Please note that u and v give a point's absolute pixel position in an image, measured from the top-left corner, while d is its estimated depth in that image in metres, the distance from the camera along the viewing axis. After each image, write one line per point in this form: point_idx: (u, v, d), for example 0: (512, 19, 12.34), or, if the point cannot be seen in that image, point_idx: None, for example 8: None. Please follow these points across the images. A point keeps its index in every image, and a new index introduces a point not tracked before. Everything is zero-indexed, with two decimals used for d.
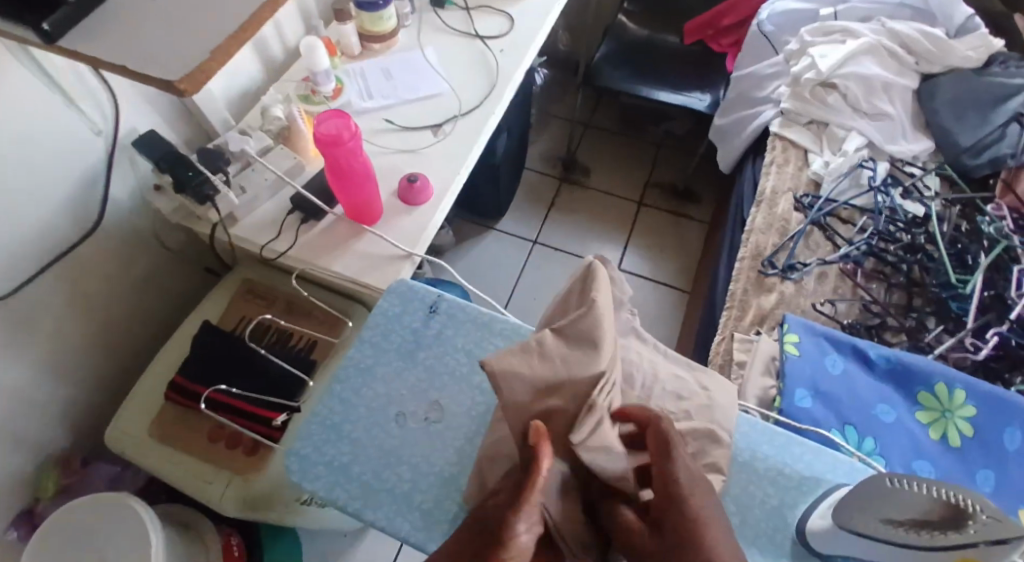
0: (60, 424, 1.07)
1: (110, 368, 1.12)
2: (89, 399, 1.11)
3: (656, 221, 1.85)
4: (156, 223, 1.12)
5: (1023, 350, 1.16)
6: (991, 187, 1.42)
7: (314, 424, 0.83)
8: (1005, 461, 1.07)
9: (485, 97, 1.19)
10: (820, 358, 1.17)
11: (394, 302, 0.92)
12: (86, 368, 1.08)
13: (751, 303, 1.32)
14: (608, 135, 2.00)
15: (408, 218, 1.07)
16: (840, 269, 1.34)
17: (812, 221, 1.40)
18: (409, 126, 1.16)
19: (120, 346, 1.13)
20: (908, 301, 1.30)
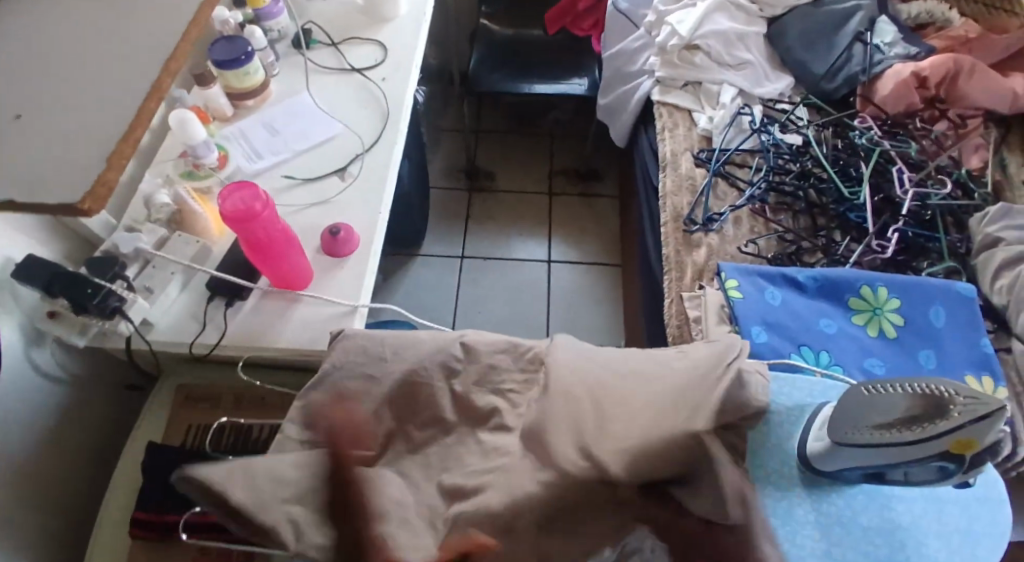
0: None
1: (55, 521, 0.99)
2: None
3: (569, 207, 1.88)
4: (59, 351, 0.99)
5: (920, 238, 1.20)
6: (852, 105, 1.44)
7: None
8: (943, 338, 1.06)
9: (382, 126, 1.15)
10: (761, 295, 1.09)
11: None
12: (28, 532, 0.95)
13: (687, 261, 1.21)
14: (501, 136, 2.00)
15: (339, 272, 1.00)
16: (751, 210, 1.28)
17: (713, 171, 1.32)
18: (311, 177, 1.09)
19: (59, 494, 1.00)
20: (814, 225, 1.26)
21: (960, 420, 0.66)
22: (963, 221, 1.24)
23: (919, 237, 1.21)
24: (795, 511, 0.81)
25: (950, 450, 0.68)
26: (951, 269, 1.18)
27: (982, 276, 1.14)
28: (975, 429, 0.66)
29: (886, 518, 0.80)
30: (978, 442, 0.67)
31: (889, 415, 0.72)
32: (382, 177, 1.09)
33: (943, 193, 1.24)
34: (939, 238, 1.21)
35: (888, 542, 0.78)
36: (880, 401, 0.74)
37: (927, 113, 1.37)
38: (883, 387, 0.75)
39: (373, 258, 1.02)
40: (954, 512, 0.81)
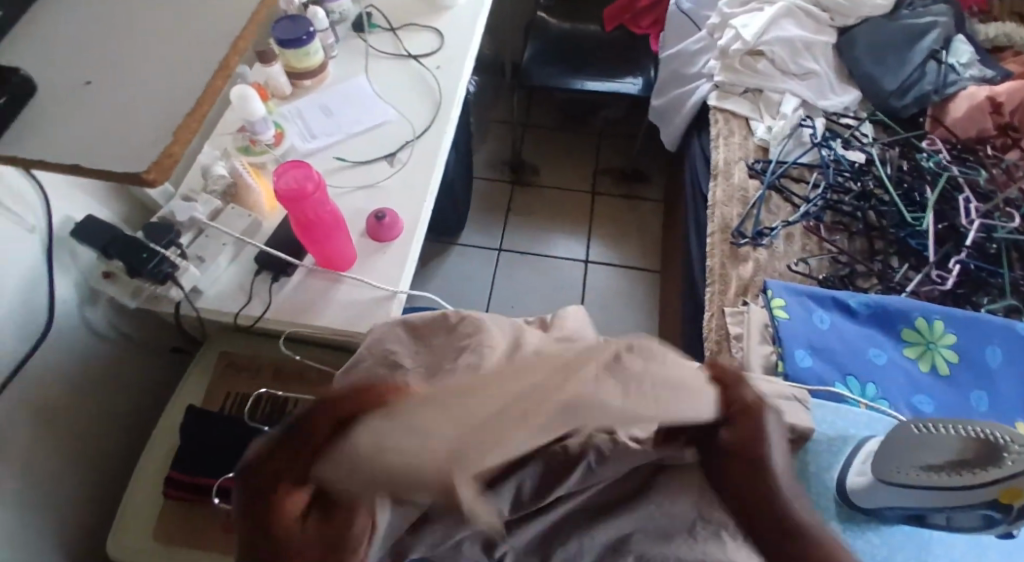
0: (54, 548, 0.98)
1: (94, 476, 1.02)
2: (81, 513, 1.01)
3: (612, 208, 1.86)
4: (109, 312, 1.02)
5: (984, 272, 1.15)
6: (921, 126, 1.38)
7: None
8: (999, 379, 1.01)
9: (436, 114, 1.15)
10: (808, 317, 1.06)
11: None
12: (68, 484, 0.98)
13: (732, 275, 1.18)
14: (549, 131, 1.99)
15: (383, 257, 1.00)
16: (804, 228, 1.24)
17: (768, 184, 1.29)
18: (363, 160, 1.09)
19: (99, 450, 1.04)
20: (869, 248, 1.22)
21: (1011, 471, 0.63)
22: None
23: (981, 271, 1.16)
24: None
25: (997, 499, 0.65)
26: (1011, 306, 1.12)
27: None
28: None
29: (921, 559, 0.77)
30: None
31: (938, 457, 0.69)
32: (432, 165, 1.09)
33: (1011, 226, 1.18)
34: (1002, 274, 1.15)
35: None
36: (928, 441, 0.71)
37: (999, 140, 1.30)
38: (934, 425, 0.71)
39: (416, 245, 1.02)
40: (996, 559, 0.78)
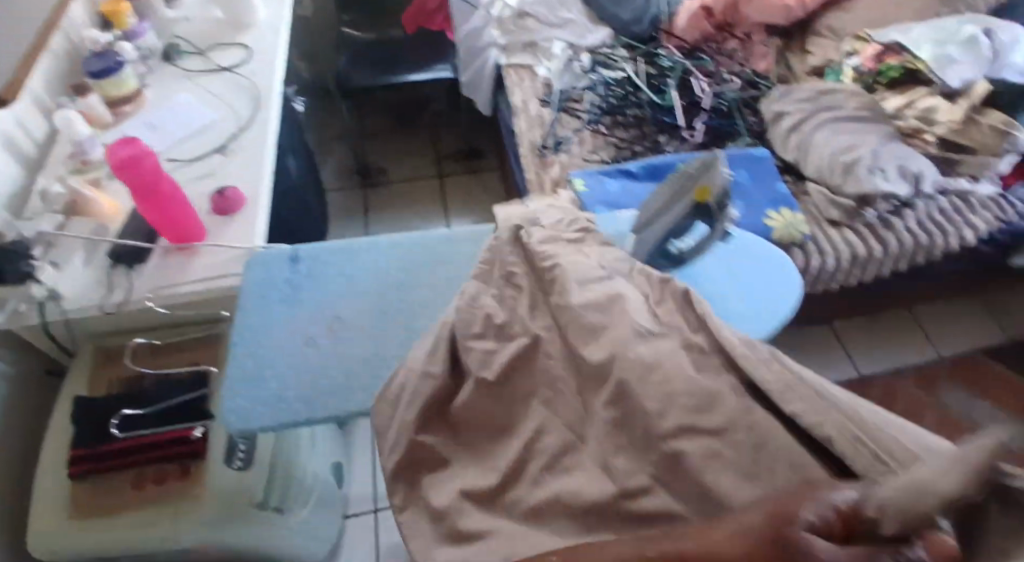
0: None
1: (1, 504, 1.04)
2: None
3: (462, 184, 2.07)
4: None
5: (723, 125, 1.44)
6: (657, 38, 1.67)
7: (228, 387, 0.76)
8: (749, 190, 1.28)
9: (257, 107, 1.27)
10: (604, 187, 1.28)
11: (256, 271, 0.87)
12: None
13: (546, 177, 1.40)
14: (386, 136, 2.19)
15: (232, 226, 1.09)
16: (592, 131, 1.48)
17: (557, 107, 1.52)
18: (193, 156, 1.20)
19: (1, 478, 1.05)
20: (643, 133, 1.47)
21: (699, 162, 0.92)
22: (756, 107, 1.49)
23: (722, 126, 1.45)
24: None
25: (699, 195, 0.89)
26: (752, 144, 1.42)
27: (776, 144, 1.40)
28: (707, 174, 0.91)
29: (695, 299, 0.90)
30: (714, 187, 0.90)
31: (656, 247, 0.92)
32: (261, 145, 1.21)
33: (733, 88, 1.50)
34: (737, 125, 1.46)
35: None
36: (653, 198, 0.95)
37: (718, 36, 1.63)
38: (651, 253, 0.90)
39: (262, 213, 1.11)
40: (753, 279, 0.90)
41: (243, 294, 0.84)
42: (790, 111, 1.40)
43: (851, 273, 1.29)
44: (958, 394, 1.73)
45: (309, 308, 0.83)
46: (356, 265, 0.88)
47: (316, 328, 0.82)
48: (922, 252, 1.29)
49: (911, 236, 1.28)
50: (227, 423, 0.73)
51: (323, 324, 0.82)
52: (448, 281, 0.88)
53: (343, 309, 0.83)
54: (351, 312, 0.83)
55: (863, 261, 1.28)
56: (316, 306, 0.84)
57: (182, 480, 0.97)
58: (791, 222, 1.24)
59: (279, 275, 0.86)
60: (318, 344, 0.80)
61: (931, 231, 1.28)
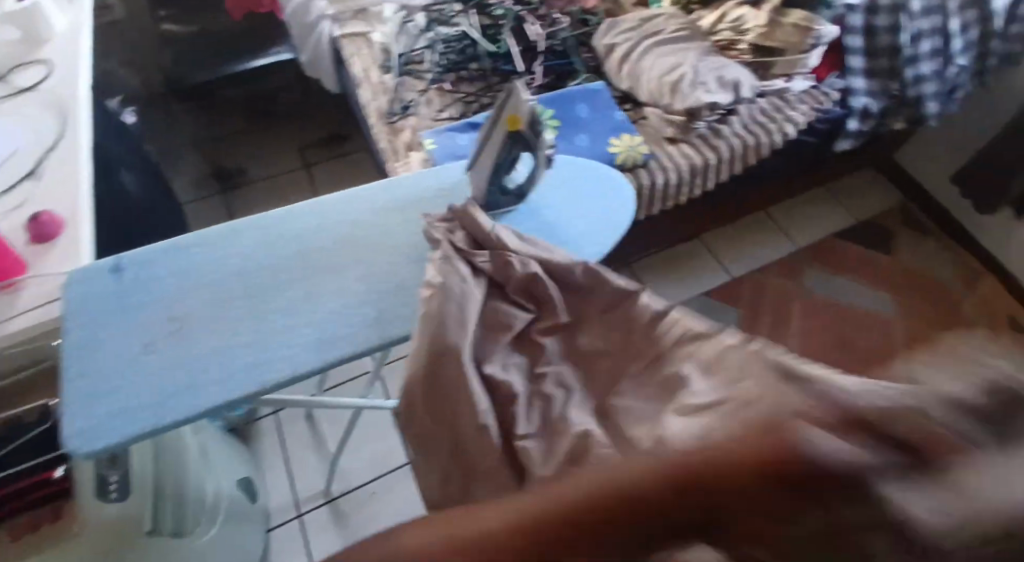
0: None
1: None
2: None
3: (328, 168, 2.03)
4: None
5: (561, 64, 1.46)
6: None
7: (66, 405, 0.74)
8: (589, 123, 1.30)
9: (63, 125, 1.20)
10: (453, 142, 1.29)
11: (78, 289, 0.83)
12: None
13: (398, 143, 1.38)
14: (239, 133, 2.10)
15: (57, 251, 1.03)
16: (437, 89, 1.47)
17: (398, 72, 1.50)
18: (5, 185, 1.12)
19: None
20: (487, 84, 1.48)
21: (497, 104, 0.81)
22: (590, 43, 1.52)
23: (560, 65, 1.48)
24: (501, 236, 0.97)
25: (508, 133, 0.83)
26: (589, 77, 1.47)
27: (613, 73, 1.43)
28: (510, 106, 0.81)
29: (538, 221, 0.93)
30: (522, 117, 0.82)
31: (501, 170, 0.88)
32: (77, 163, 1.14)
33: (567, 26, 1.52)
34: (574, 63, 1.49)
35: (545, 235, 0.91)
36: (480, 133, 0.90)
37: None
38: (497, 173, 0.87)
39: (86, 233, 1.06)
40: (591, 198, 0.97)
41: (67, 315, 0.80)
42: (619, 43, 1.44)
43: (695, 183, 1.35)
44: (824, 280, 1.86)
45: (142, 315, 0.81)
46: (185, 264, 0.85)
47: (151, 333, 0.79)
48: (752, 151, 1.38)
49: (739, 140, 1.36)
50: (71, 447, 0.70)
51: (158, 327, 0.80)
52: (284, 261, 0.87)
53: (178, 308, 0.82)
54: (187, 310, 0.81)
55: (703, 170, 1.34)
56: (150, 312, 0.81)
57: (57, 522, 0.93)
58: (631, 146, 1.28)
59: (103, 289, 0.82)
60: (157, 347, 0.78)
61: (756, 133, 1.37)
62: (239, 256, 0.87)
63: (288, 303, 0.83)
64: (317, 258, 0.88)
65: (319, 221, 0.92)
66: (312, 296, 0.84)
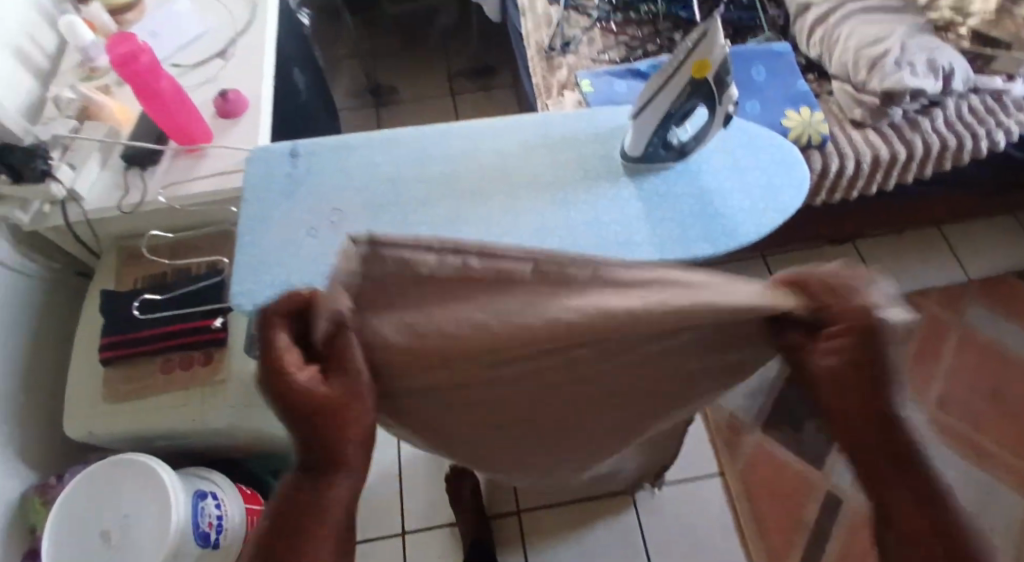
0: (20, 463, 1.07)
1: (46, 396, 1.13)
2: (43, 433, 1.12)
3: (473, 102, 2.05)
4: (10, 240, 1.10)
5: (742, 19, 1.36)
6: None
7: (241, 268, 0.81)
8: (764, 89, 1.23)
9: (252, 15, 1.29)
10: (611, 87, 1.26)
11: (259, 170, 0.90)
12: (18, 401, 1.07)
13: (553, 81, 1.35)
14: (396, 53, 2.15)
15: (236, 128, 1.14)
16: (602, 30, 1.42)
17: (565, 6, 1.45)
18: (196, 63, 1.24)
19: (44, 373, 1.13)
20: (656, 30, 1.40)
21: (688, 44, 0.77)
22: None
23: (741, 20, 1.38)
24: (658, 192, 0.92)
25: (693, 78, 0.78)
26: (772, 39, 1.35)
27: (800, 38, 1.33)
28: (701, 50, 0.76)
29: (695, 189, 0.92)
30: (712, 64, 0.77)
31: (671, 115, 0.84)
32: (260, 51, 1.24)
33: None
34: (758, 18, 1.38)
35: (699, 204, 0.90)
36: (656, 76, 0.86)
37: None
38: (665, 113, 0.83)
39: (263, 116, 1.17)
40: (758, 172, 0.93)
41: (247, 191, 0.87)
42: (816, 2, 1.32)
43: (873, 177, 1.25)
44: (982, 314, 1.69)
45: (311, 202, 0.86)
46: (350, 160, 0.90)
47: (315, 219, 0.84)
48: (949, 153, 1.24)
49: (937, 138, 1.22)
50: (236, 303, 0.78)
51: (322, 215, 0.85)
52: (438, 175, 0.90)
53: (342, 200, 0.86)
54: (347, 204, 0.86)
55: (885, 165, 1.23)
56: (318, 200, 0.86)
57: (208, 366, 1.01)
58: (809, 122, 1.19)
59: (279, 172, 0.89)
60: (320, 233, 0.83)
61: (960, 133, 1.22)
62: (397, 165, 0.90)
63: (437, 216, 0.86)
64: (469, 178, 0.90)
65: (481, 143, 0.93)
66: (461, 214, 0.87)
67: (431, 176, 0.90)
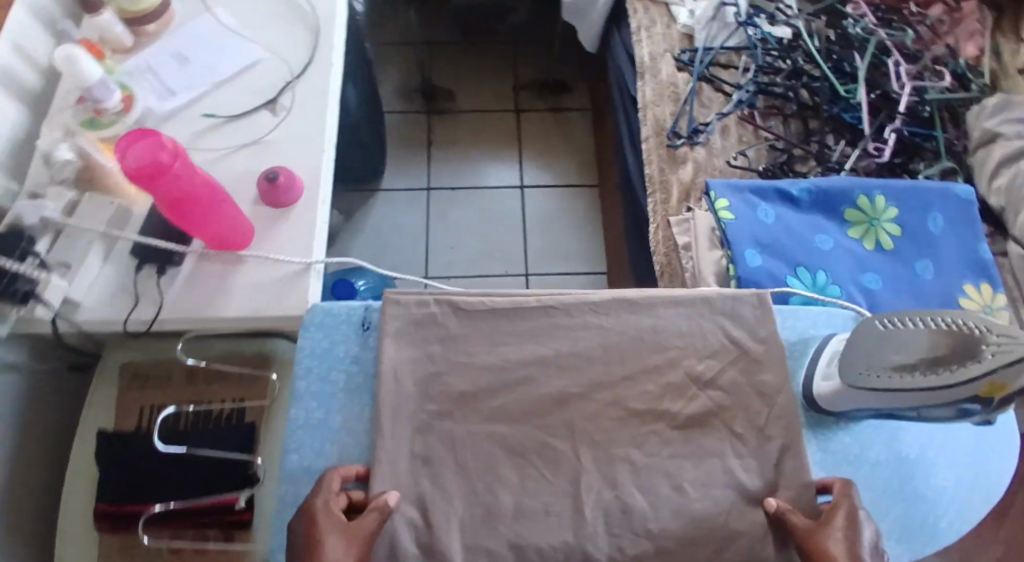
0: None
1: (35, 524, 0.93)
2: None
3: (539, 125, 1.74)
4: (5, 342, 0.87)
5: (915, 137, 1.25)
6: None
7: (284, 507, 0.71)
8: (939, 247, 1.13)
9: (314, 52, 1.02)
10: (755, 214, 1.09)
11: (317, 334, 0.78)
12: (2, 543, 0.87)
13: (672, 180, 1.19)
14: (454, 48, 1.83)
15: (286, 223, 0.90)
16: (739, 117, 1.26)
17: (698, 76, 1.30)
18: (238, 113, 0.97)
19: (38, 495, 0.94)
20: (806, 129, 1.27)
21: (993, 365, 0.61)
22: (958, 115, 1.30)
23: (915, 136, 1.26)
24: (865, 452, 0.78)
25: (978, 393, 0.64)
26: (947, 169, 1.23)
27: (981, 175, 1.21)
28: (1009, 374, 0.61)
29: (892, 450, 0.79)
30: (1011, 385, 0.63)
31: (905, 399, 0.68)
32: (324, 111, 0.98)
33: (941, 86, 1.29)
34: (935, 136, 1.27)
35: (898, 476, 0.78)
36: (897, 338, 0.71)
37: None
38: (893, 377, 0.69)
39: (323, 202, 0.93)
40: (962, 432, 0.82)
41: (305, 369, 0.77)
42: (1007, 133, 1.19)
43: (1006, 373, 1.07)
44: None
45: (426, 418, 0.74)
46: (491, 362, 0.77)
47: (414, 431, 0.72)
48: None
49: None
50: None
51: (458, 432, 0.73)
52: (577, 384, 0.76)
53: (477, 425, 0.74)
54: (478, 436, 0.73)
55: None
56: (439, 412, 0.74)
57: (221, 552, 0.82)
58: (987, 304, 1.09)
59: (346, 349, 0.77)
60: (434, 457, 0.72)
61: None
62: (518, 393, 0.75)
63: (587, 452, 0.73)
64: (610, 407, 0.75)
65: (625, 341, 0.79)
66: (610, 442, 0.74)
67: (556, 391, 0.76)
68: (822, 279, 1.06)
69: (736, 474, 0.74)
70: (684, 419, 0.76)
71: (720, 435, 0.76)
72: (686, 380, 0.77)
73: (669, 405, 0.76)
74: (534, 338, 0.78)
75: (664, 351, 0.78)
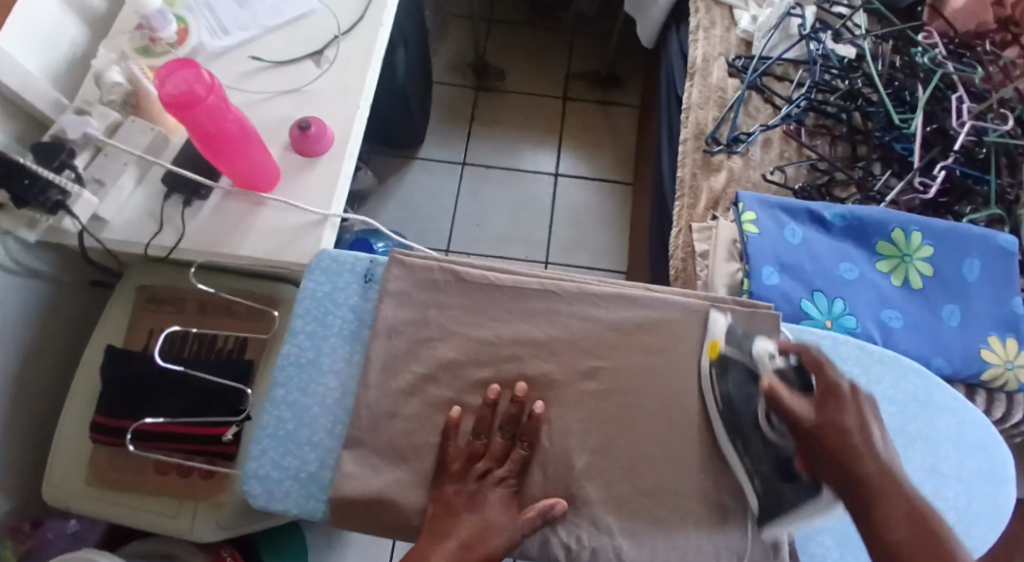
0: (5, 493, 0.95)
1: (42, 422, 0.99)
2: (32, 462, 0.99)
3: (585, 116, 1.73)
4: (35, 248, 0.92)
5: (968, 179, 1.16)
6: (918, 16, 1.37)
7: (265, 437, 0.74)
8: (970, 294, 1.05)
9: (363, 12, 1.03)
10: (779, 232, 1.05)
11: (321, 281, 0.80)
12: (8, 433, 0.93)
13: (703, 186, 1.17)
14: (514, 28, 1.82)
15: (312, 172, 0.91)
16: (784, 132, 1.23)
17: (749, 84, 1.26)
18: (284, 60, 0.98)
19: (45, 397, 0.99)
20: (853, 153, 1.22)
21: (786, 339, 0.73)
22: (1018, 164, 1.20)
23: (967, 178, 1.17)
24: None
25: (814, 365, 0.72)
26: (994, 217, 1.15)
27: None
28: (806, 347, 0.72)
29: None
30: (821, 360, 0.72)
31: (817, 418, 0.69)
32: (364, 70, 0.99)
33: (1002, 129, 1.18)
34: (988, 180, 1.18)
35: None
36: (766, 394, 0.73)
37: (999, 35, 1.32)
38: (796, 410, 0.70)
39: (350, 157, 0.94)
40: (954, 489, 0.79)
41: (306, 311, 0.79)
42: None
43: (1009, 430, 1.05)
44: None
45: (411, 378, 0.75)
46: (483, 336, 0.78)
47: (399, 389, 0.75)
48: None
49: None
50: (251, 494, 0.72)
51: (439, 396, 0.75)
52: (564, 369, 0.77)
53: (459, 394, 0.75)
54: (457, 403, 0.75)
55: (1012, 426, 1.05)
56: (424, 375, 0.76)
57: (206, 480, 0.87)
58: (1011, 363, 1.01)
59: (346, 299, 0.79)
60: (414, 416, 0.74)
61: None
62: (503, 371, 0.76)
63: (561, 436, 0.75)
64: (591, 397, 0.76)
65: (619, 335, 0.79)
66: (585, 429, 0.75)
67: (541, 372, 0.77)
68: (838, 307, 1.02)
69: (705, 482, 0.74)
70: (663, 422, 0.76)
71: (697, 440, 0.75)
72: (674, 384, 0.77)
73: (652, 406, 0.76)
74: (531, 317, 0.79)
75: (657, 351, 0.78)
